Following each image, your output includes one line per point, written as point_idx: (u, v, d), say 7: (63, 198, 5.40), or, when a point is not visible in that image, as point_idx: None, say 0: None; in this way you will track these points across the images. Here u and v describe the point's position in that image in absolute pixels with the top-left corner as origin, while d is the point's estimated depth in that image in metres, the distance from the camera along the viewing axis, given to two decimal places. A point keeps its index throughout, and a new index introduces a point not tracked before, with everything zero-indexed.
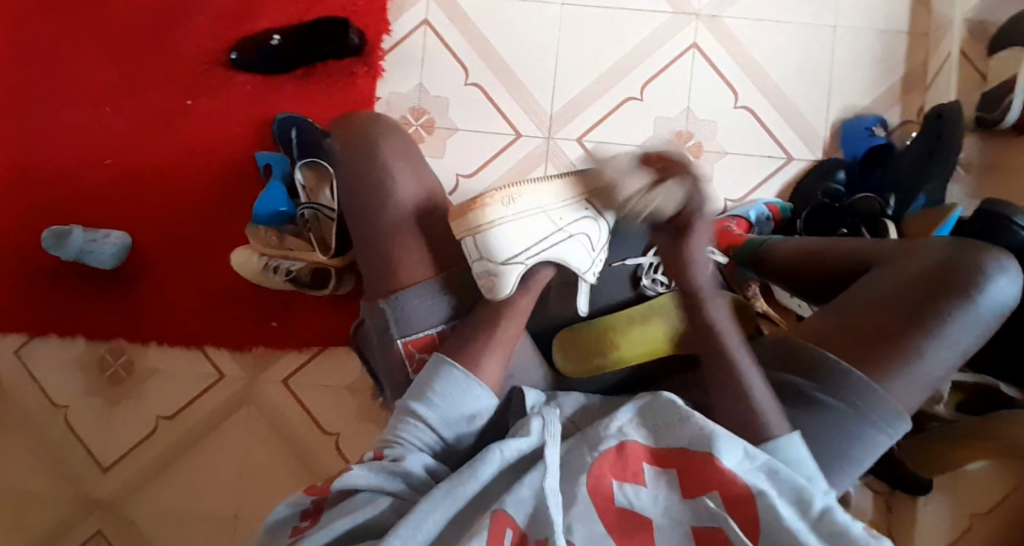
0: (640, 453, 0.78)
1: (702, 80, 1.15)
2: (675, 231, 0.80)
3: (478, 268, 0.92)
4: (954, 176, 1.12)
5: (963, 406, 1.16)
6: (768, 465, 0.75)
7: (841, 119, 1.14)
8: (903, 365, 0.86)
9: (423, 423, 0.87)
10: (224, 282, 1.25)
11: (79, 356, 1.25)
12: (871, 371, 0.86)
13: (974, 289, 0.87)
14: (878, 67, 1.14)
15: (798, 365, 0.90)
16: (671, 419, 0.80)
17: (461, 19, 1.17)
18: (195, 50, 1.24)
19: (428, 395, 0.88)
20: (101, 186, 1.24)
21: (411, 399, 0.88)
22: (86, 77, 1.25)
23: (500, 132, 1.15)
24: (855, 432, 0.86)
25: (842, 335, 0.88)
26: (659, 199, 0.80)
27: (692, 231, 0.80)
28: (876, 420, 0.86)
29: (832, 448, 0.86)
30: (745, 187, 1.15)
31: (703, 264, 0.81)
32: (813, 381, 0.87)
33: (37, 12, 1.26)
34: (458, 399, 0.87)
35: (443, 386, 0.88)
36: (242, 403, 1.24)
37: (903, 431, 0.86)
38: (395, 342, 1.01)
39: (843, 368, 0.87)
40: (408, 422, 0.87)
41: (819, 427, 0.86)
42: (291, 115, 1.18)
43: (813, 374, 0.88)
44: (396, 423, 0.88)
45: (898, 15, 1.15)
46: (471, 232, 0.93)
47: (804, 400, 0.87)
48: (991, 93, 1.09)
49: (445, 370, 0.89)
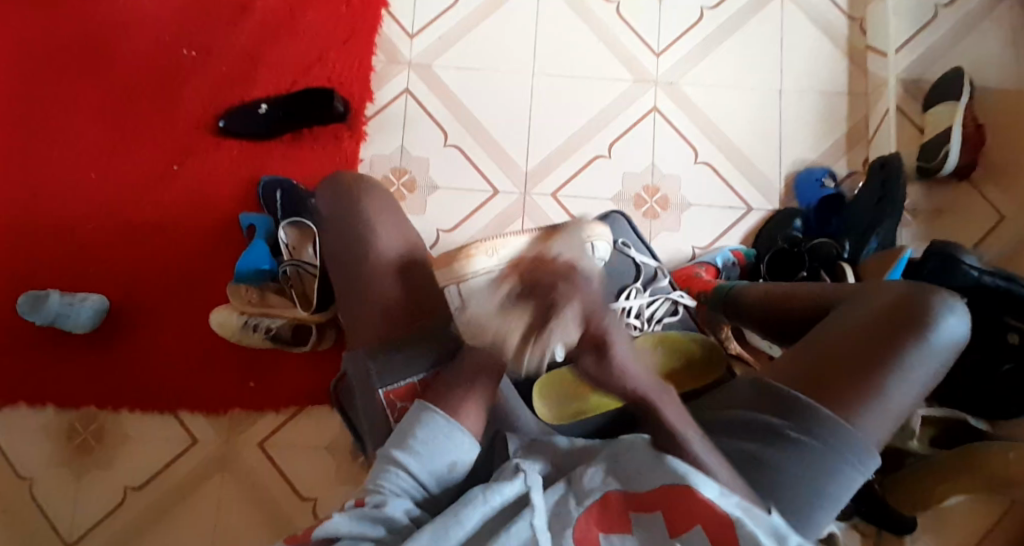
0: (624, 502, 0.80)
1: (665, 141, 1.24)
2: (592, 354, 0.78)
3: (464, 315, 0.97)
4: (904, 222, 1.22)
5: (936, 440, 1.22)
6: (746, 501, 0.79)
7: (793, 171, 1.24)
8: (872, 403, 0.89)
9: (405, 470, 0.85)
10: (202, 344, 1.24)
11: (48, 425, 1.22)
12: (842, 406, 0.89)
13: (928, 327, 0.93)
14: (823, 124, 1.25)
15: (773, 405, 0.91)
16: (644, 465, 0.82)
17: (439, 87, 1.25)
18: (177, 117, 1.27)
19: (409, 441, 0.87)
20: (82, 250, 1.24)
21: (392, 447, 0.87)
22: (68, 142, 1.27)
23: (479, 190, 1.22)
24: (832, 469, 0.87)
25: (815, 375, 0.91)
26: (556, 334, 0.79)
27: (608, 347, 0.77)
28: (849, 455, 0.88)
29: (810, 486, 0.87)
30: (711, 235, 1.22)
31: (632, 371, 0.78)
32: (787, 419, 0.89)
33: (19, 80, 1.28)
34: (439, 445, 0.86)
35: (426, 433, 0.87)
36: (215, 469, 1.21)
37: (876, 467, 0.88)
38: (377, 392, 0.98)
39: (815, 404, 0.89)
40: (388, 470, 0.85)
41: (796, 467, 0.87)
42: (277, 178, 1.23)
43: (786, 411, 0.90)
44: (377, 472, 0.86)
45: (837, 77, 1.27)
46: (455, 279, 1.09)
47: (781, 439, 0.89)
48: (929, 145, 1.21)
49: (427, 414, 0.88)
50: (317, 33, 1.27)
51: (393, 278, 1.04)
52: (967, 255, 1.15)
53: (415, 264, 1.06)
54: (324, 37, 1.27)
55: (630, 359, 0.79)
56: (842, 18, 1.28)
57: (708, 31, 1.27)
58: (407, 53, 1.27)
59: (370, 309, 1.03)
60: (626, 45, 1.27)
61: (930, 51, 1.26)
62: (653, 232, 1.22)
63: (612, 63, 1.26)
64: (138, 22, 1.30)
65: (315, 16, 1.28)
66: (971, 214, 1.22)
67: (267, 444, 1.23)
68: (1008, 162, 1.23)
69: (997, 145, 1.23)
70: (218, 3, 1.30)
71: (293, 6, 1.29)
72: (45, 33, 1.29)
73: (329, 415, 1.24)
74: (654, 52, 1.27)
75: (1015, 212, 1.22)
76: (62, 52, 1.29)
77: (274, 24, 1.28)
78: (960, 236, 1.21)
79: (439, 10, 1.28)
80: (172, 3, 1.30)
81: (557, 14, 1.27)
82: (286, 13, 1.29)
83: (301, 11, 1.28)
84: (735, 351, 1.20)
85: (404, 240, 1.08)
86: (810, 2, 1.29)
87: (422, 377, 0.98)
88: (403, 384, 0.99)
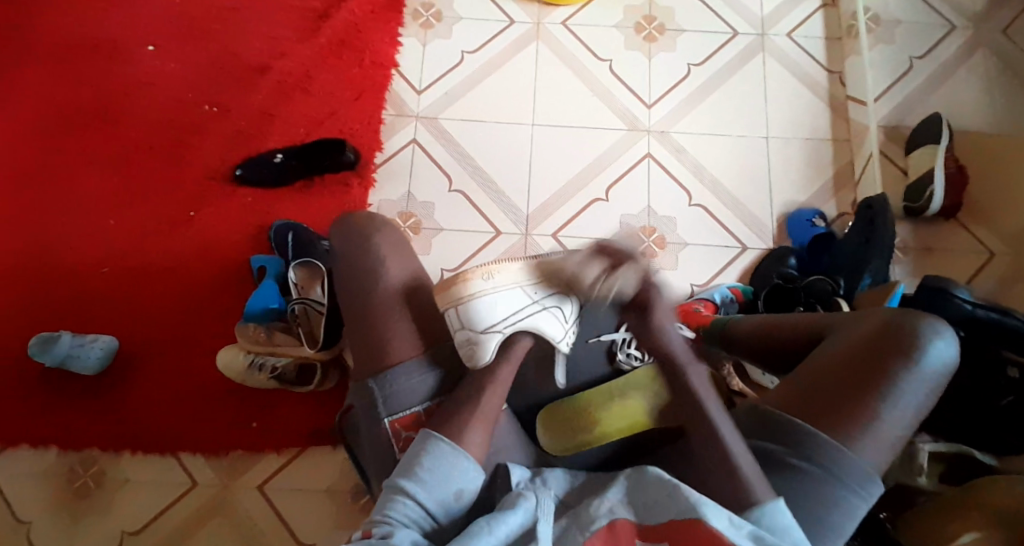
0: (630, 530, 0.78)
1: (658, 184, 1.30)
2: (635, 312, 0.86)
3: (459, 335, 0.92)
4: (895, 258, 1.26)
5: (943, 478, 1.12)
6: (754, 534, 0.76)
7: (784, 212, 1.30)
8: (864, 430, 0.88)
9: (413, 499, 0.83)
10: (206, 385, 1.24)
11: (50, 468, 1.21)
12: (834, 434, 0.88)
13: (914, 351, 0.91)
14: (809, 169, 1.32)
15: (773, 433, 0.92)
16: (658, 496, 0.79)
17: (446, 138, 1.33)
18: (196, 167, 1.34)
19: (416, 471, 0.85)
20: (96, 293, 1.27)
21: (399, 477, 0.85)
22: (92, 191, 1.33)
23: (482, 231, 1.27)
24: (835, 496, 0.87)
25: (806, 403, 0.91)
26: (618, 282, 0.83)
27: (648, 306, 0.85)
28: (849, 480, 0.87)
29: (814, 512, 0.87)
30: (707, 273, 1.27)
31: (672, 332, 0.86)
32: (786, 447, 0.90)
33: (49, 136, 1.35)
34: (446, 472, 0.84)
35: (432, 460, 0.85)
36: (214, 512, 1.19)
37: (878, 493, 0.88)
38: (382, 420, 0.95)
39: (808, 431, 0.89)
40: (395, 500, 0.83)
41: (796, 493, 0.88)
42: (289, 223, 1.28)
43: (782, 438, 0.90)
44: (384, 503, 0.83)
45: (819, 126, 1.34)
46: (454, 303, 0.93)
47: (780, 465, 0.89)
48: (914, 185, 1.26)
49: (432, 443, 0.87)
50: (332, 90, 1.37)
51: (400, 308, 0.99)
52: (960, 288, 1.16)
53: (418, 293, 1.00)
54: (337, 94, 1.36)
55: (670, 320, 0.86)
56: (820, 72, 1.38)
57: (695, 86, 1.37)
58: (414, 107, 1.36)
59: (370, 340, 0.98)
60: (619, 99, 1.35)
61: (906, 99, 1.34)
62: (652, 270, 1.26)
63: (606, 114, 1.34)
64: (164, 82, 1.39)
65: (330, 76, 1.38)
66: (961, 251, 1.26)
67: (266, 487, 1.21)
68: (993, 199, 1.27)
69: (979, 184, 1.28)
70: (239, 64, 1.40)
71: (309, 68, 1.38)
72: (76, 93, 1.38)
73: (330, 455, 1.22)
74: (646, 104, 1.35)
75: (1004, 249, 1.25)
76: (92, 111, 1.37)
77: (290, 82, 1.38)
78: (952, 272, 1.24)
79: (445, 69, 1.38)
80: (196, 65, 1.40)
81: (553, 72, 1.37)
82: (303, 74, 1.38)
83: (317, 71, 1.38)
84: (738, 386, 1.19)
85: (408, 270, 1.02)
86: (791, 59, 1.39)
87: (425, 405, 0.95)
88: (408, 412, 0.95)
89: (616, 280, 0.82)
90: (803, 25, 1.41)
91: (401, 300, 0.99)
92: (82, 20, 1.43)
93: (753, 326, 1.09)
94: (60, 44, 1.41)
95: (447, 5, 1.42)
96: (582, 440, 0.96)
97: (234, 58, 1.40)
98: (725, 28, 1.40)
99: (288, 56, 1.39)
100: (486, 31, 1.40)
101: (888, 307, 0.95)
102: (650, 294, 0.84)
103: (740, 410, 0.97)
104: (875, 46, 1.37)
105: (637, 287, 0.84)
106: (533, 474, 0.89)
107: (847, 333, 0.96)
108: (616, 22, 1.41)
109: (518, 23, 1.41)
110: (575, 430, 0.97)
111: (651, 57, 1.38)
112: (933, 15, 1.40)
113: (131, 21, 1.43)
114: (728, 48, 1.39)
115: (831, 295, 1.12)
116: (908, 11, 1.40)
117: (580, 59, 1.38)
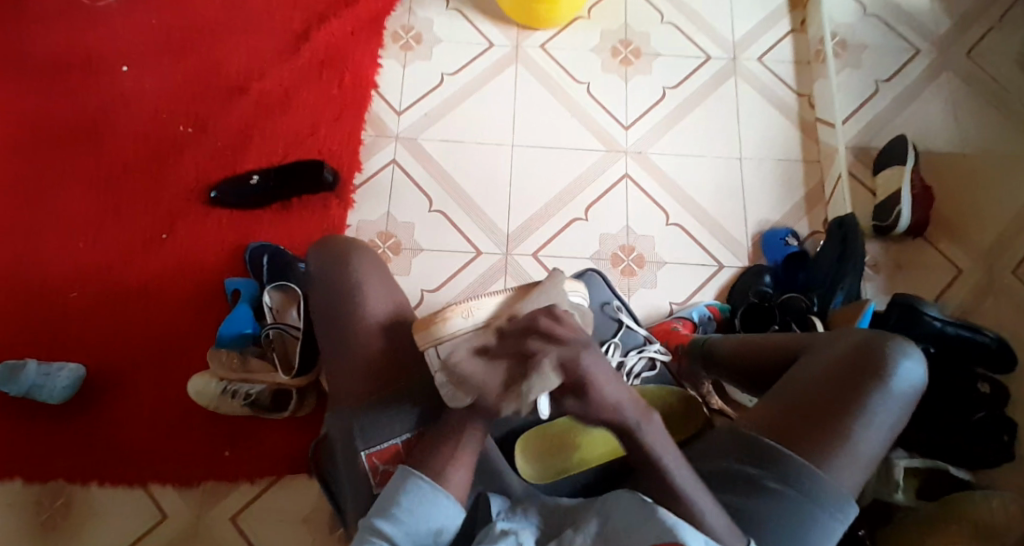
0: None
1: (637, 205, 1.32)
2: (574, 398, 0.79)
3: (438, 375, 0.86)
4: (867, 276, 1.28)
5: (920, 493, 1.12)
6: None
7: (759, 231, 1.32)
8: (841, 451, 0.88)
9: (389, 542, 0.81)
10: (178, 412, 1.20)
11: (12, 500, 1.15)
12: (812, 454, 0.88)
13: (887, 373, 0.92)
14: (783, 189, 1.35)
15: (751, 454, 0.91)
16: (637, 519, 0.79)
17: (426, 159, 1.33)
18: (170, 188, 1.31)
19: (394, 511, 0.82)
20: (62, 317, 1.23)
21: (375, 517, 0.83)
22: (60, 212, 1.29)
23: (462, 251, 1.27)
24: (812, 518, 0.86)
25: (786, 423, 0.91)
26: (536, 385, 0.78)
27: (589, 386, 0.78)
28: (832, 502, 0.87)
29: (792, 533, 0.86)
30: (688, 291, 1.28)
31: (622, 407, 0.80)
32: (763, 468, 0.89)
33: (14, 155, 1.31)
34: (423, 514, 0.82)
35: (411, 500, 0.83)
36: (187, 544, 1.14)
37: (854, 514, 0.88)
38: (360, 454, 0.90)
39: (788, 451, 0.89)
40: (370, 542, 0.81)
41: (771, 514, 0.86)
42: (265, 243, 1.25)
43: (761, 459, 0.90)
44: (360, 544, 0.82)
45: (792, 147, 1.38)
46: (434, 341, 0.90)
47: (758, 487, 0.88)
48: (883, 205, 1.29)
49: (412, 482, 0.84)
50: (310, 111, 1.36)
51: (384, 340, 0.95)
52: (929, 306, 1.17)
53: (398, 315, 0.97)
54: (315, 115, 1.35)
55: (611, 394, 0.80)
56: (791, 95, 1.42)
57: (672, 107, 1.39)
58: (394, 127, 1.35)
59: (348, 367, 0.94)
60: (598, 121, 1.37)
61: (874, 121, 1.38)
62: (631, 289, 1.27)
63: (585, 136, 1.36)
64: (136, 101, 1.36)
65: (308, 97, 1.37)
66: (929, 268, 1.28)
67: (240, 518, 1.16)
68: (958, 218, 1.31)
69: (945, 204, 1.32)
70: (215, 84, 1.38)
71: (287, 89, 1.37)
72: (43, 113, 1.34)
73: (307, 482, 1.19)
74: (624, 125, 1.37)
75: (971, 265, 1.28)
76: (60, 130, 1.33)
77: (268, 103, 1.36)
78: (921, 289, 1.27)
79: (424, 90, 1.38)
80: (170, 85, 1.37)
81: (533, 93, 1.38)
82: (280, 95, 1.37)
83: (295, 91, 1.37)
84: (717, 405, 1.21)
85: (388, 290, 0.99)
86: (763, 82, 1.42)
87: (405, 437, 0.91)
88: (386, 445, 0.91)
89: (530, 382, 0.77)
90: (773, 49, 1.45)
91: (380, 324, 0.96)
92: (50, 37, 1.40)
93: (732, 345, 1.09)
94: (27, 61, 1.38)
95: (426, 27, 1.43)
96: (561, 466, 0.96)
97: (209, 78, 1.38)
98: (698, 52, 1.44)
99: (265, 76, 1.38)
100: (466, 54, 1.41)
101: (865, 328, 0.96)
102: (578, 379, 0.77)
103: (718, 430, 0.96)
104: (843, 71, 1.42)
105: (562, 376, 0.78)
106: (514, 505, 0.89)
107: (822, 353, 0.97)
108: (593, 46, 1.43)
109: (497, 46, 1.42)
110: (554, 456, 0.96)
111: (628, 81, 1.41)
112: (897, 41, 1.45)
113: (101, 38, 1.40)
114: (703, 71, 1.42)
115: (805, 312, 1.15)
116: (874, 37, 1.45)
117: (560, 82, 1.40)
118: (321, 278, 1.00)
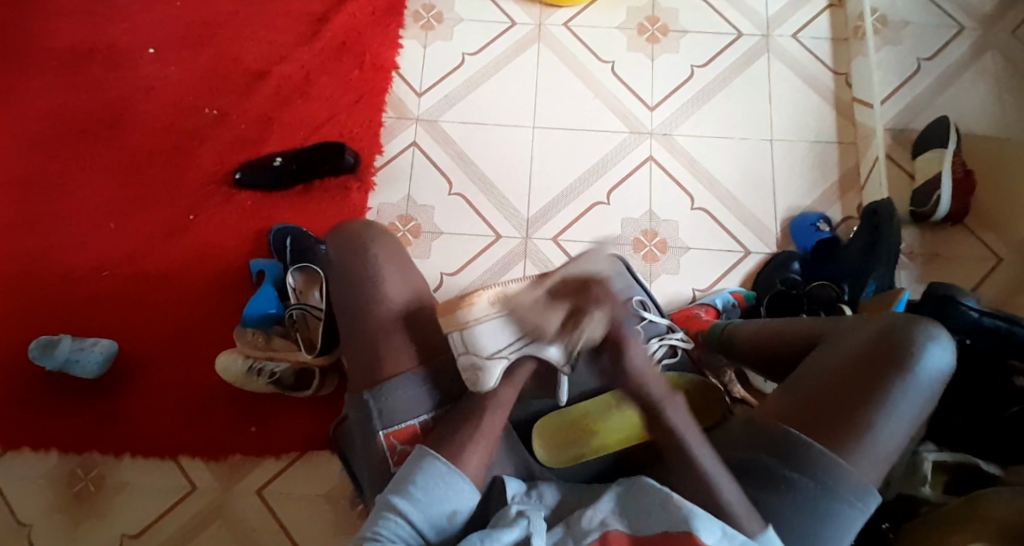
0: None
1: (660, 189, 1.29)
2: (610, 354, 0.81)
3: (462, 359, 0.87)
4: (901, 264, 1.23)
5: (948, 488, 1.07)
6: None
7: (788, 216, 1.28)
8: (862, 441, 0.84)
9: (403, 519, 0.81)
10: (205, 389, 1.23)
11: (50, 469, 1.20)
12: (828, 445, 0.84)
13: (912, 360, 0.87)
14: (815, 173, 1.30)
15: (766, 444, 0.87)
16: (651, 504, 0.78)
17: (446, 141, 1.32)
18: (197, 170, 1.33)
19: (410, 489, 0.82)
20: (94, 296, 1.27)
21: (391, 493, 0.83)
22: (93, 194, 1.32)
23: (482, 235, 1.27)
24: (830, 510, 0.82)
25: (804, 412, 0.87)
26: (586, 332, 0.81)
27: (626, 348, 0.80)
28: (845, 494, 0.83)
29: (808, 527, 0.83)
30: (711, 277, 1.25)
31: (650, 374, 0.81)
32: (779, 458, 0.85)
33: (49, 139, 1.35)
34: (438, 494, 0.82)
35: (426, 479, 0.83)
36: (213, 516, 1.18)
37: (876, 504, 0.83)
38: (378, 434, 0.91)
39: (803, 442, 0.85)
40: (385, 517, 0.81)
41: (788, 507, 0.83)
42: (285, 227, 1.26)
43: (777, 450, 0.86)
44: (375, 519, 0.82)
45: (825, 129, 1.32)
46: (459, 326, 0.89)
47: (774, 480, 0.85)
48: (920, 191, 1.23)
49: (428, 461, 0.84)
50: (332, 93, 1.36)
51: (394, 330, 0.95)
52: (967, 295, 1.10)
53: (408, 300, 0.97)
54: (337, 98, 1.36)
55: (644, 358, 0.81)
56: (826, 75, 1.36)
57: (698, 88, 1.35)
58: (414, 110, 1.35)
59: (357, 356, 0.95)
60: (622, 102, 1.34)
61: (913, 102, 1.32)
62: (653, 275, 1.25)
63: (609, 117, 1.33)
64: (162, 86, 1.38)
65: (330, 80, 1.37)
66: (968, 256, 1.23)
67: (265, 492, 1.20)
68: (1000, 204, 1.25)
69: (986, 189, 1.26)
70: (239, 68, 1.39)
71: (309, 71, 1.38)
72: (77, 97, 1.38)
73: (328, 461, 1.21)
74: (649, 106, 1.34)
75: (1012, 255, 1.22)
76: (92, 113, 1.37)
77: (290, 86, 1.37)
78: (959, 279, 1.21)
79: (444, 71, 1.37)
80: (196, 68, 1.39)
81: (555, 74, 1.36)
82: (302, 77, 1.37)
83: (317, 73, 1.37)
84: (740, 394, 1.15)
85: (402, 275, 0.98)
86: (797, 61, 1.37)
87: (424, 418, 0.91)
88: (405, 426, 0.91)
89: (582, 329, 0.80)
90: (808, 26, 1.39)
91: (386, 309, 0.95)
92: (82, 23, 1.43)
93: (753, 332, 1.05)
94: (61, 47, 1.41)
95: (447, 7, 1.41)
96: (576, 453, 0.94)
97: (234, 60, 1.39)
98: (730, 30, 1.39)
99: (287, 59, 1.39)
100: (488, 34, 1.39)
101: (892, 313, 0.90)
102: (621, 336, 0.80)
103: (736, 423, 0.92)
104: (882, 48, 1.35)
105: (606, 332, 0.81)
106: (530, 487, 0.87)
107: (844, 341, 0.92)
108: (618, 24, 1.39)
109: (519, 25, 1.39)
110: (571, 442, 0.94)
111: (654, 59, 1.37)
112: (940, 16, 1.37)
113: (130, 23, 1.43)
114: (732, 50, 1.37)
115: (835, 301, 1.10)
116: (915, 12, 1.38)
117: (583, 61, 1.37)
118: (339, 261, 0.99)
